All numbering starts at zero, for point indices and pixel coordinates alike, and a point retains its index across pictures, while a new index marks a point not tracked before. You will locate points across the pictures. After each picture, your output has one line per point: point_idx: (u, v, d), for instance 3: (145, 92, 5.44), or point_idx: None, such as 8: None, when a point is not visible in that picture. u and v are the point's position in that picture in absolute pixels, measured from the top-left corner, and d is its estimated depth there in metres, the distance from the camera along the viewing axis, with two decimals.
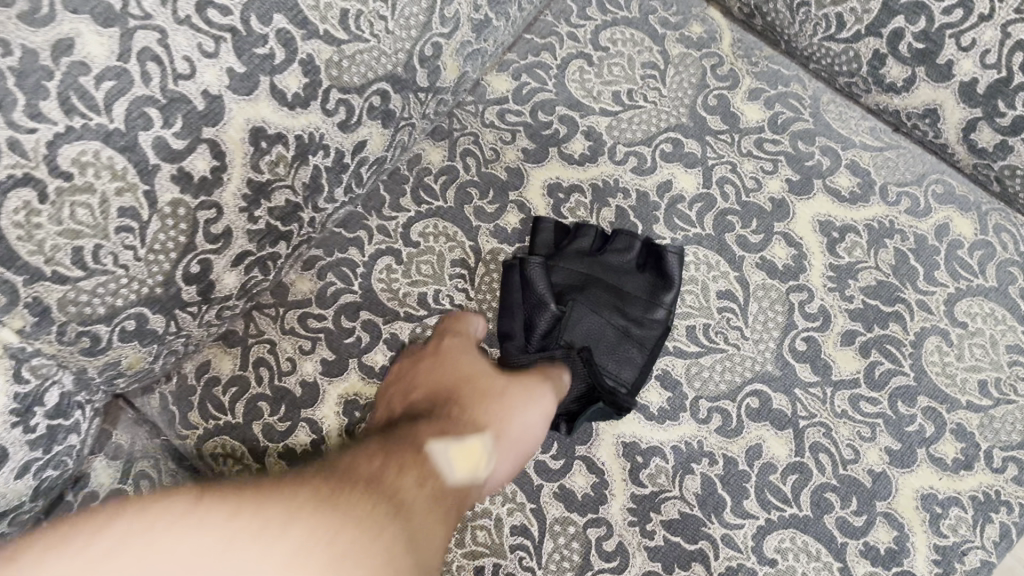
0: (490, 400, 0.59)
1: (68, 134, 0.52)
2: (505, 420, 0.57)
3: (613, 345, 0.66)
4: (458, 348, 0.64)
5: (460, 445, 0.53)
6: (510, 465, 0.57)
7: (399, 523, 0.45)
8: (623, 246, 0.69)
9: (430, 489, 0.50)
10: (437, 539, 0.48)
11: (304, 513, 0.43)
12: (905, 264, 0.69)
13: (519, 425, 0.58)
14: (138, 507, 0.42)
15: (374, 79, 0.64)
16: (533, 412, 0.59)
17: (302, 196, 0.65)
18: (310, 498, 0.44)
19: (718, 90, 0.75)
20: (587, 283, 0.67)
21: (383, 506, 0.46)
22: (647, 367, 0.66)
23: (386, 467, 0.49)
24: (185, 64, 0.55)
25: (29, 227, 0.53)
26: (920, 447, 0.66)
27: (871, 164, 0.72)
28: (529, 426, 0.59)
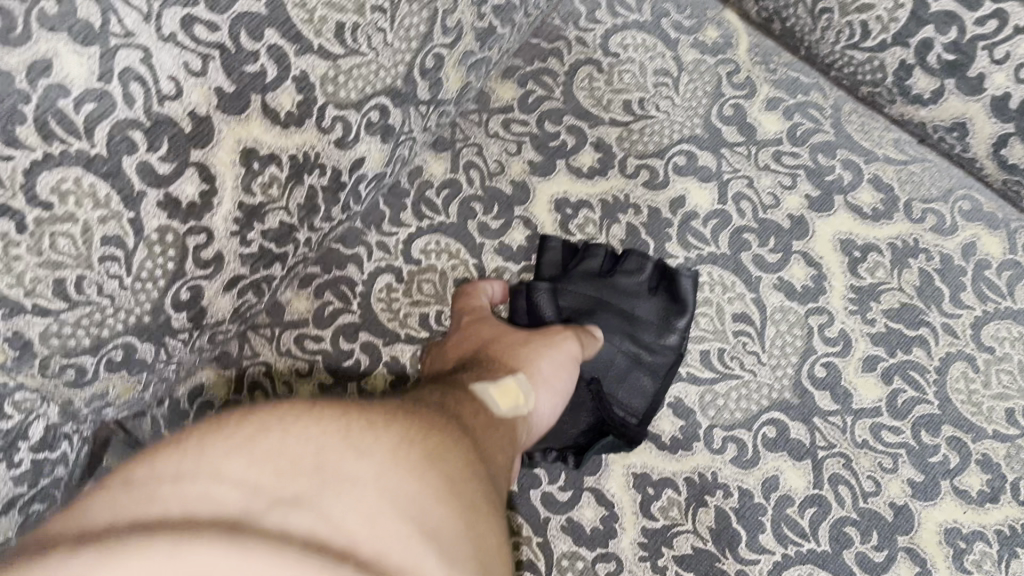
0: (518, 348, 0.58)
1: (46, 161, 0.48)
2: (533, 362, 0.56)
3: (622, 372, 0.64)
4: (479, 317, 0.62)
5: (497, 386, 0.52)
6: (550, 411, 0.56)
7: (476, 450, 0.43)
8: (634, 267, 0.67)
9: (490, 430, 0.48)
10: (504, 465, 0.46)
11: (406, 430, 0.40)
12: (930, 285, 0.66)
13: (551, 368, 0.57)
14: (221, 420, 0.38)
15: (371, 93, 0.61)
16: (561, 359, 0.58)
17: (297, 217, 0.62)
18: (406, 420, 0.41)
19: (734, 99, 0.71)
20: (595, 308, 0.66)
21: (457, 429, 0.44)
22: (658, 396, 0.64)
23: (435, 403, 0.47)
24: (171, 84, 0.51)
25: (8, 259, 0.49)
26: (944, 479, 0.62)
27: (894, 178, 0.69)
28: (559, 378, 0.57)
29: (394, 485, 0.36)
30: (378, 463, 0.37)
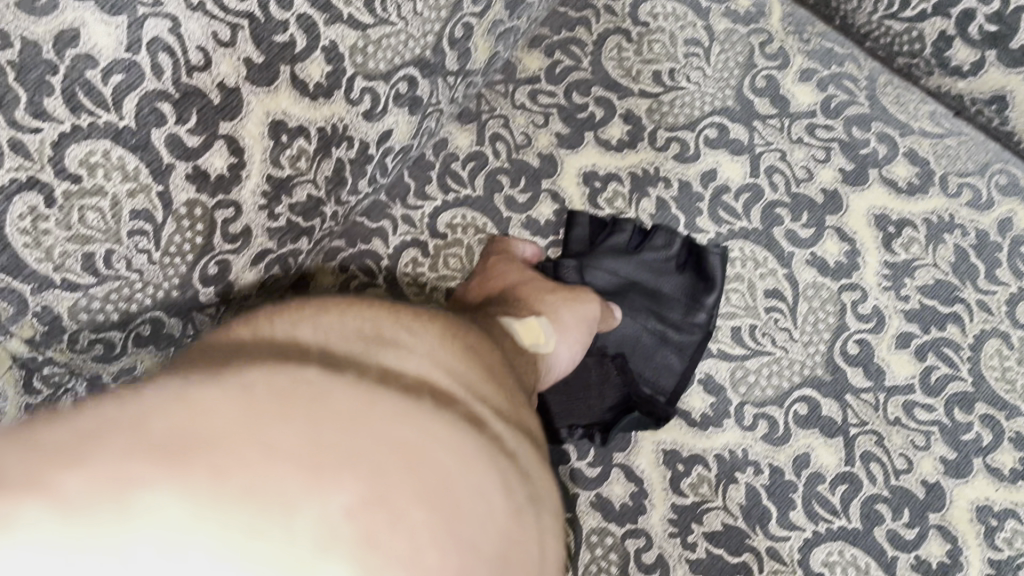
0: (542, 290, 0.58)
1: (75, 133, 0.47)
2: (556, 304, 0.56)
3: (649, 346, 0.64)
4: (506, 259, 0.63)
5: (522, 322, 0.52)
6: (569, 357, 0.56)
7: (501, 355, 0.45)
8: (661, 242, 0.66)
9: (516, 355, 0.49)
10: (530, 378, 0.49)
11: (439, 320, 0.42)
12: (965, 262, 0.65)
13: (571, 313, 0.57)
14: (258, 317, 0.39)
15: (400, 63, 0.59)
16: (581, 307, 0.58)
17: (325, 190, 0.61)
18: (437, 314, 0.43)
19: (767, 70, 0.70)
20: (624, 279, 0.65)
21: (483, 335, 0.46)
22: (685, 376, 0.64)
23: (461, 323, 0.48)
24: (199, 55, 0.50)
25: (37, 233, 0.48)
26: (977, 456, 0.62)
27: (931, 151, 0.67)
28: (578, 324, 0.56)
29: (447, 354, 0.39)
30: (429, 339, 0.39)
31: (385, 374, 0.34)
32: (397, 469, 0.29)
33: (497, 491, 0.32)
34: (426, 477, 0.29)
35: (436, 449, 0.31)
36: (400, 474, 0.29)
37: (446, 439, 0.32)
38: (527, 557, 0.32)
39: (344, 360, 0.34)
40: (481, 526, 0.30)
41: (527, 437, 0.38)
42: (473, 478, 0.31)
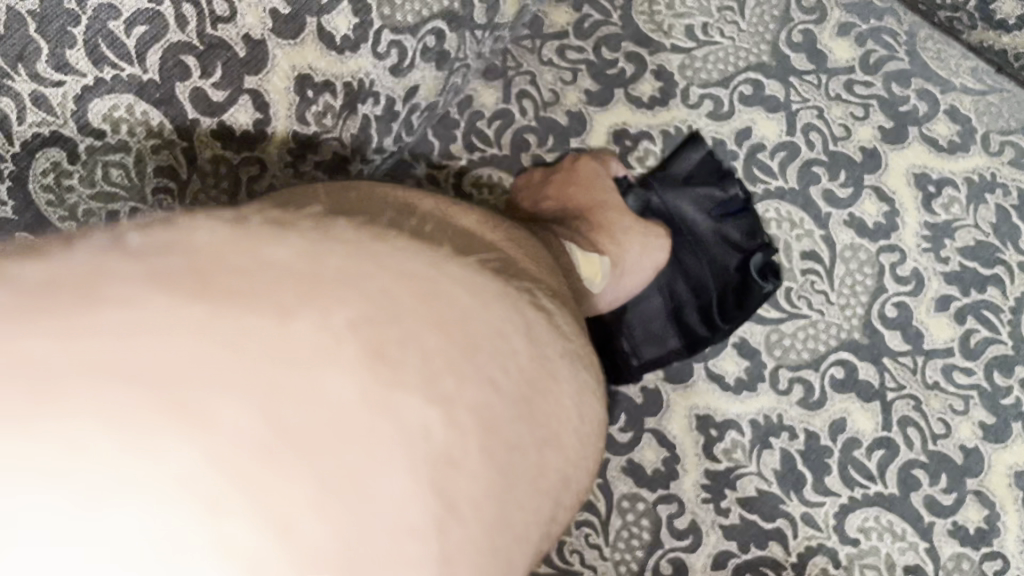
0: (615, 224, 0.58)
1: (97, 87, 0.46)
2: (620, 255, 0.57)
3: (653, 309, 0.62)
4: (595, 172, 0.62)
5: (588, 260, 0.54)
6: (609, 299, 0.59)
7: (536, 249, 0.46)
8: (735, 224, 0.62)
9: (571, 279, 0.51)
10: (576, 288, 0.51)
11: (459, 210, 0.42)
12: (1007, 223, 0.63)
13: (629, 264, 0.58)
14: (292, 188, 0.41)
15: (429, 16, 0.57)
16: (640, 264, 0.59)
17: (351, 148, 0.59)
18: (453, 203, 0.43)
19: (803, 24, 0.67)
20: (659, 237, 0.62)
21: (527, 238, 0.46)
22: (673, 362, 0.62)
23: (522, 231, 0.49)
24: (224, 5, 0.48)
25: (60, 190, 0.48)
26: (1016, 421, 0.60)
27: (972, 109, 0.65)
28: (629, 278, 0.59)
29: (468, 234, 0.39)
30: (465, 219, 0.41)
31: (408, 233, 0.35)
32: (406, 287, 0.30)
33: (520, 331, 0.33)
34: (448, 310, 0.31)
35: (445, 279, 0.32)
36: (423, 302, 0.30)
37: (457, 276, 0.33)
38: (543, 395, 0.33)
39: (363, 219, 0.36)
40: (490, 359, 0.31)
41: (556, 302, 0.39)
42: (492, 315, 0.32)
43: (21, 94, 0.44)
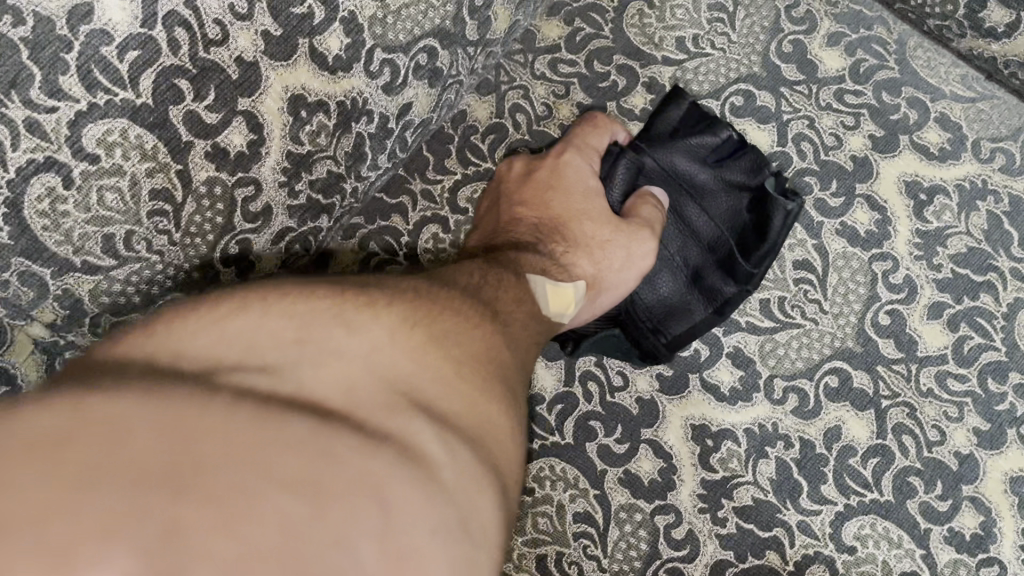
0: (591, 244, 0.57)
1: (91, 112, 0.46)
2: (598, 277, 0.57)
3: (671, 285, 0.62)
4: (575, 174, 0.60)
5: (560, 292, 0.53)
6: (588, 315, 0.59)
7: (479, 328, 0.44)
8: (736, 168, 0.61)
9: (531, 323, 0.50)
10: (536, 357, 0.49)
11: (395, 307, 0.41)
12: (999, 229, 0.64)
13: (609, 283, 0.57)
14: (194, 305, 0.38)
15: (420, 34, 0.58)
16: (622, 283, 0.58)
17: (345, 166, 0.59)
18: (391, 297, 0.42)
19: (793, 35, 0.68)
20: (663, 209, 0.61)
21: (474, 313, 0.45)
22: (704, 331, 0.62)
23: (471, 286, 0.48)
24: (217, 28, 0.48)
25: (55, 215, 0.48)
26: (1011, 427, 0.61)
27: (963, 116, 0.66)
28: (609, 296, 0.58)
29: (383, 363, 0.38)
30: (370, 346, 0.38)
31: (258, 409, 0.32)
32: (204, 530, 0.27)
33: (358, 542, 0.30)
34: (252, 543, 0.28)
35: (263, 505, 0.29)
36: (216, 541, 0.27)
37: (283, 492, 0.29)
38: None
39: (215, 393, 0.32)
40: None
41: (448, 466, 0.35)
42: (317, 539, 0.29)
43: (15, 121, 0.44)
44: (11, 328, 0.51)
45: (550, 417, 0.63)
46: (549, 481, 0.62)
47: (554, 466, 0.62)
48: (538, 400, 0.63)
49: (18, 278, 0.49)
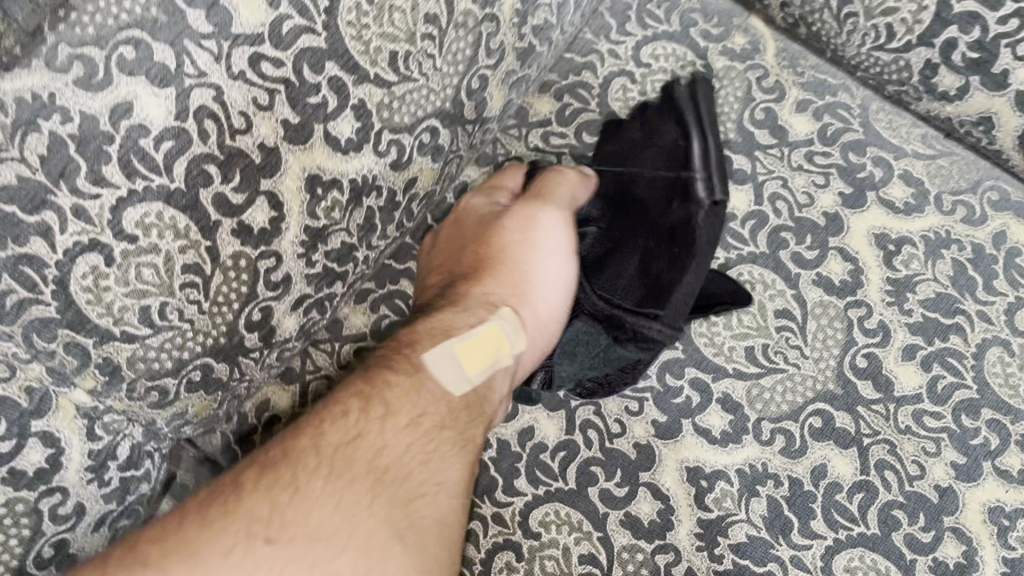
0: (505, 265, 0.65)
1: (131, 197, 0.52)
2: (526, 287, 0.65)
3: (660, 256, 0.65)
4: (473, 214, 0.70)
5: (477, 343, 0.59)
6: (554, 324, 0.66)
7: (347, 512, 0.47)
8: (653, 124, 0.70)
9: (428, 426, 0.54)
10: (451, 471, 0.54)
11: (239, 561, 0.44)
12: (964, 275, 0.69)
13: (547, 278, 0.66)
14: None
15: (422, 115, 0.64)
16: (561, 263, 0.66)
17: (357, 237, 0.65)
18: (231, 543, 0.44)
19: (765, 103, 0.74)
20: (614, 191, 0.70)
21: (328, 507, 0.47)
22: (693, 266, 0.64)
23: (334, 447, 0.50)
24: (241, 119, 0.54)
25: (98, 290, 0.52)
26: (986, 460, 0.65)
27: (924, 172, 0.71)
28: (554, 290, 0.66)
29: None
30: None
31: None
32: None
33: None
34: None
35: None
36: None
37: None
38: None
39: None
40: None
41: None
42: None
43: (63, 208, 0.50)
44: (56, 395, 0.55)
45: (554, 464, 0.67)
46: (555, 524, 0.66)
47: (559, 510, 0.66)
48: (542, 448, 0.67)
49: (63, 348, 0.53)
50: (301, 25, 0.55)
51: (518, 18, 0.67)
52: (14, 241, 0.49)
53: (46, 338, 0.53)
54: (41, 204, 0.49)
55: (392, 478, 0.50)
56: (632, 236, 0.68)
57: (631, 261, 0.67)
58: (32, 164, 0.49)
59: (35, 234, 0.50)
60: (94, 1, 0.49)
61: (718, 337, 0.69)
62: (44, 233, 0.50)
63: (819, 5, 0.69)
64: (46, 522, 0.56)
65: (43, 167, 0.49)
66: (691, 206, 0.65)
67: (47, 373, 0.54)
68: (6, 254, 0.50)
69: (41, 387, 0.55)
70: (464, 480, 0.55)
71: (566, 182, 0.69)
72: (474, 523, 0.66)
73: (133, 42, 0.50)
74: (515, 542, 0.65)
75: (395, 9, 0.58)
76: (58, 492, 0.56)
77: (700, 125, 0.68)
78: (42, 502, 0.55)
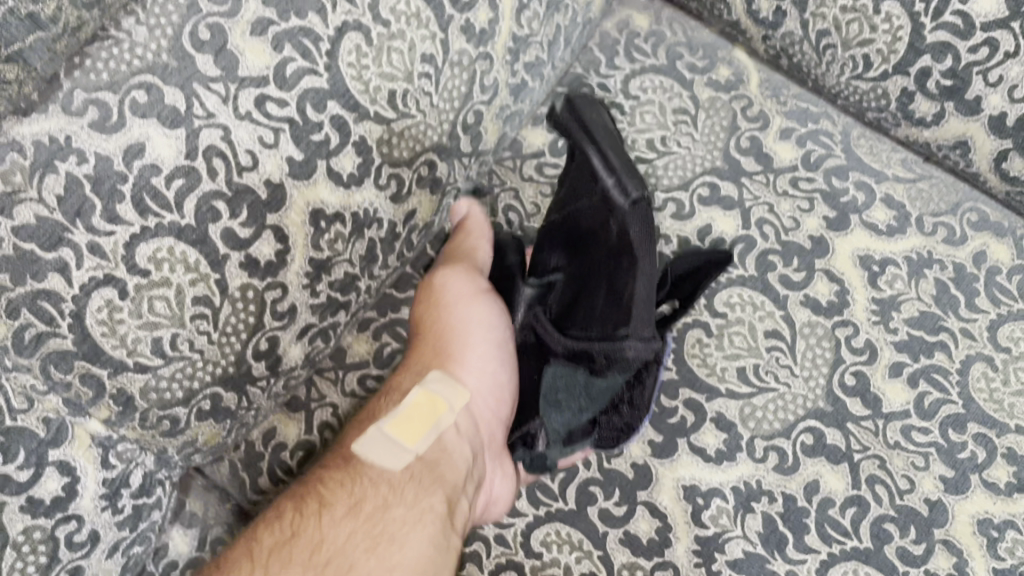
0: (434, 336, 0.69)
1: (144, 234, 0.54)
2: (457, 344, 0.69)
3: (619, 275, 0.65)
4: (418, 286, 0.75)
5: (407, 414, 0.63)
6: (498, 370, 0.70)
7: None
8: (579, 157, 0.69)
9: (369, 511, 0.58)
10: (406, 550, 0.57)
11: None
12: (947, 293, 0.71)
13: (476, 326, 0.70)
14: None
15: (420, 151, 0.66)
16: (477, 306, 0.71)
17: (359, 267, 0.67)
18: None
19: (750, 132, 0.77)
20: (567, 226, 0.70)
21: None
22: (642, 269, 0.63)
23: (270, 550, 0.54)
24: (248, 157, 0.57)
25: (112, 322, 0.54)
26: (974, 473, 0.67)
27: (905, 196, 0.75)
28: (487, 338, 0.70)
29: None
30: None
31: None
32: None
33: None
34: None
35: None
36: None
37: None
38: None
39: None
40: None
41: None
42: None
43: (79, 245, 0.52)
44: (71, 424, 0.57)
45: (553, 485, 0.69)
46: (556, 544, 0.67)
47: (560, 530, 0.68)
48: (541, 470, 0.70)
49: (79, 379, 0.55)
50: (304, 67, 0.58)
51: (511, 55, 0.70)
52: (33, 277, 0.52)
53: (63, 370, 0.54)
54: (58, 242, 0.52)
55: (335, 567, 0.54)
56: (595, 269, 0.67)
57: (600, 295, 0.66)
58: (50, 204, 0.51)
59: (52, 270, 0.52)
60: (106, 49, 0.53)
61: (711, 358, 0.71)
62: (61, 269, 0.52)
63: (799, 38, 0.73)
64: (62, 550, 0.57)
65: (60, 207, 0.51)
66: (618, 215, 0.64)
67: (63, 403, 0.56)
68: (24, 290, 0.52)
69: (57, 418, 0.57)
70: (423, 556, 0.57)
71: (465, 242, 0.74)
72: (476, 543, 0.68)
73: (145, 86, 0.53)
74: (518, 562, 0.67)
75: (394, 50, 0.62)
76: (74, 519, 0.58)
77: (598, 144, 0.67)
78: (59, 529, 0.57)
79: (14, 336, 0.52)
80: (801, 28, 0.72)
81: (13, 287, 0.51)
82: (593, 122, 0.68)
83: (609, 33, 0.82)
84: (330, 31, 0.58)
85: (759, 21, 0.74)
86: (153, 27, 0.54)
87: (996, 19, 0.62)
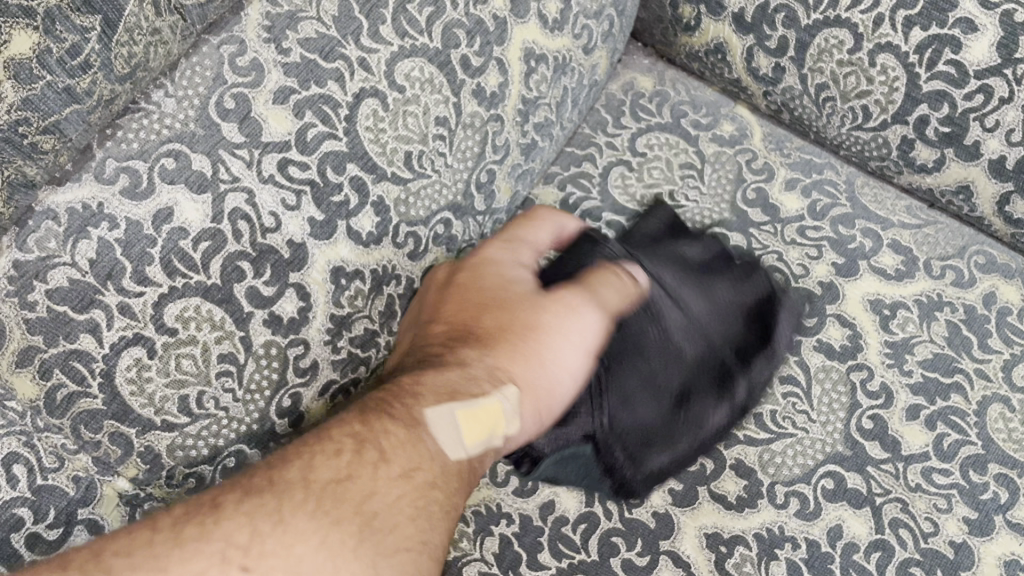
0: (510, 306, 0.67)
1: (172, 293, 0.56)
2: (536, 354, 0.65)
3: (675, 377, 0.68)
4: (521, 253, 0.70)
5: (477, 415, 0.59)
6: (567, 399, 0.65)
7: (333, 551, 0.47)
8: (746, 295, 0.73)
9: (418, 481, 0.53)
10: (438, 532, 0.53)
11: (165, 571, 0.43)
12: (959, 335, 0.72)
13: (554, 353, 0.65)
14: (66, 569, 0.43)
15: (437, 209, 0.68)
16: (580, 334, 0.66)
17: (379, 322, 0.66)
18: (161, 555, 0.44)
19: (756, 183, 0.80)
20: (656, 289, 0.70)
21: (312, 543, 0.46)
22: (694, 411, 0.68)
23: (323, 487, 0.50)
24: (272, 218, 0.59)
25: (141, 380, 0.56)
26: (997, 514, 0.67)
27: (912, 241, 0.76)
28: (577, 351, 0.66)
29: None
30: None
31: None
32: None
33: None
34: None
35: None
36: None
37: None
38: None
39: None
40: None
41: None
42: None
43: (110, 305, 0.54)
44: (101, 483, 0.57)
45: (576, 536, 0.68)
46: None
47: None
48: (563, 521, 0.68)
49: (108, 438, 0.56)
50: (324, 132, 0.61)
51: (521, 117, 0.73)
52: (65, 338, 0.53)
53: (93, 429, 0.55)
54: (89, 303, 0.53)
55: (379, 524, 0.49)
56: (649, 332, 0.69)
57: (636, 361, 0.67)
58: (82, 267, 0.53)
59: (84, 331, 0.53)
60: (137, 120, 0.55)
61: None
62: (92, 330, 0.54)
63: (799, 92, 0.76)
64: None
65: (91, 269, 0.53)
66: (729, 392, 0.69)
67: (92, 462, 0.57)
68: (57, 351, 0.53)
69: (87, 475, 0.57)
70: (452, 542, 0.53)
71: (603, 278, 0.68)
72: None
73: (173, 153, 0.56)
74: None
75: (409, 114, 0.64)
76: None
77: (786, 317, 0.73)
78: None
79: (46, 396, 0.53)
80: (800, 83, 0.75)
81: (46, 348, 0.53)
82: (777, 321, 0.72)
83: (615, 94, 0.85)
84: (348, 97, 0.61)
85: (759, 77, 0.77)
86: (181, 98, 0.56)
87: (988, 67, 0.64)
